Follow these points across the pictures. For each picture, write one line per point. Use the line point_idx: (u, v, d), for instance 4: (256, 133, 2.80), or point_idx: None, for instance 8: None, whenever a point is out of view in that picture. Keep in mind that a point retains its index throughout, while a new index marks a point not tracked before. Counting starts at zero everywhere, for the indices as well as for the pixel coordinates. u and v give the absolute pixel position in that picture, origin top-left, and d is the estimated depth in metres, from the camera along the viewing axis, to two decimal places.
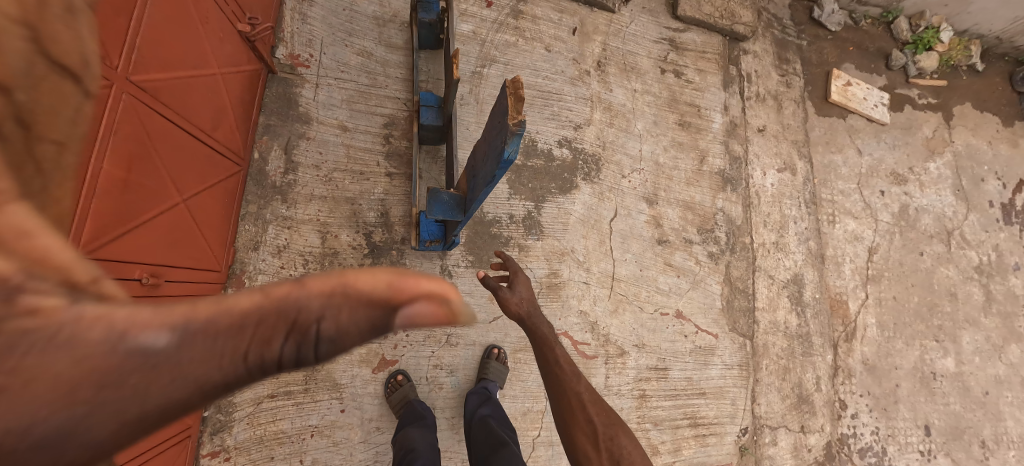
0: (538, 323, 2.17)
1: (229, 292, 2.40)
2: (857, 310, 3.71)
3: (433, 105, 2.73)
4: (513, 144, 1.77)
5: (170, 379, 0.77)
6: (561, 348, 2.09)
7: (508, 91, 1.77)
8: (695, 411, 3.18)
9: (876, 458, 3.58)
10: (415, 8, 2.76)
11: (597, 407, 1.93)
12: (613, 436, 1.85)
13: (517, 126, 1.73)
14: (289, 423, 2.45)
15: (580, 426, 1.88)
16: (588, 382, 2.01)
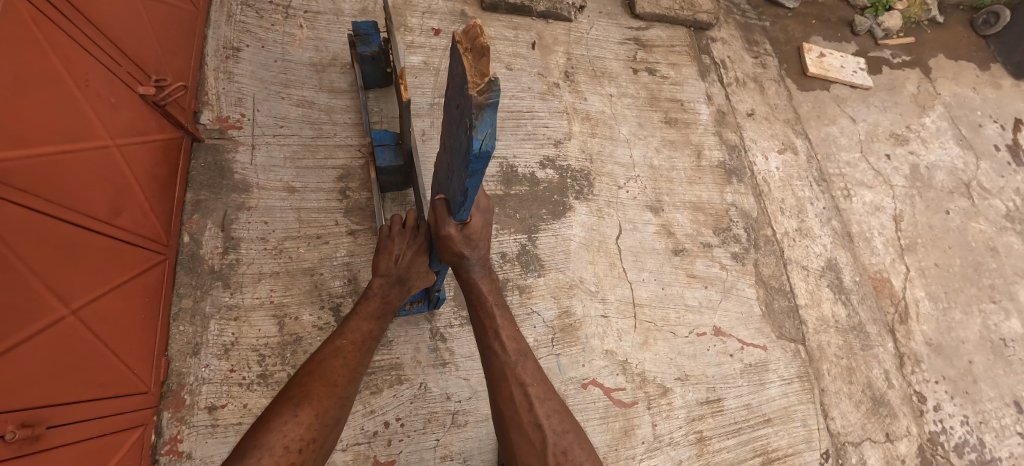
0: (477, 278, 1.87)
1: (165, 417, 1.92)
2: (903, 286, 3.35)
3: (389, 144, 2.28)
4: (483, 126, 1.33)
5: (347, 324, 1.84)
6: (502, 319, 1.91)
7: (460, 53, 1.35)
8: (765, 444, 2.65)
9: (976, 453, 3.10)
10: (353, 43, 2.40)
11: (547, 409, 1.81)
12: (565, 448, 1.74)
13: (484, 95, 1.29)
14: None
15: (525, 433, 1.76)
16: (537, 370, 1.88)
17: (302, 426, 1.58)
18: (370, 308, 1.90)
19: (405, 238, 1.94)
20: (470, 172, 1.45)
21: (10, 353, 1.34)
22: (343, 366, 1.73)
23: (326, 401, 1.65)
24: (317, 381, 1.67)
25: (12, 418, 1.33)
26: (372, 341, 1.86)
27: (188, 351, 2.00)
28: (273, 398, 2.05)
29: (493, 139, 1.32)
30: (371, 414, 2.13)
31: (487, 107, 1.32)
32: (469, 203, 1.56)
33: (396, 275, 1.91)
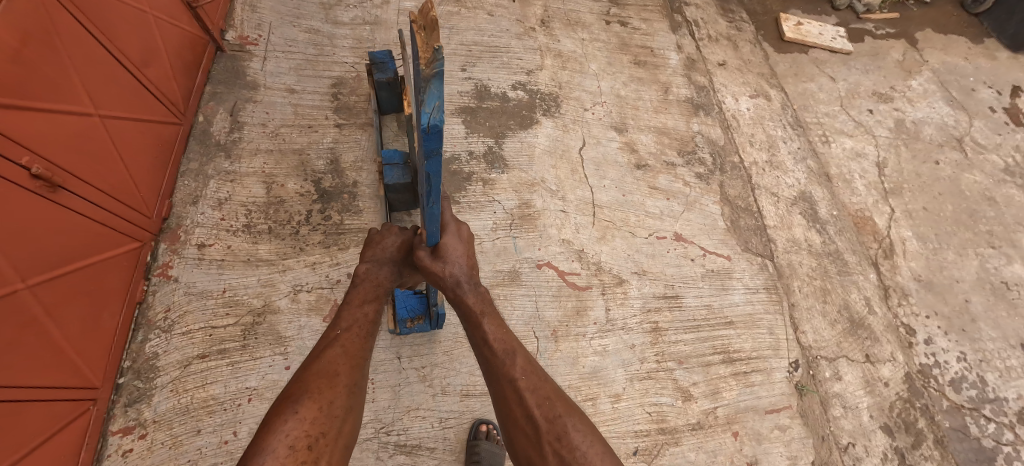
0: (464, 291, 1.58)
1: (162, 246, 2.24)
2: (887, 225, 3.39)
3: (398, 163, 2.32)
4: (430, 98, 1.26)
5: (343, 317, 1.58)
6: (490, 323, 1.54)
7: (415, 30, 1.31)
8: (726, 344, 2.61)
9: (977, 390, 2.92)
10: (370, 71, 2.56)
11: (538, 398, 1.42)
12: (561, 434, 1.36)
13: (429, 67, 1.23)
14: (222, 388, 2.04)
15: (519, 427, 1.40)
16: (527, 361, 1.49)
17: (307, 422, 1.32)
18: (359, 295, 1.64)
19: (396, 230, 1.76)
20: (427, 152, 1.36)
21: (50, 114, 1.73)
22: (343, 354, 1.48)
23: (332, 393, 1.39)
24: (316, 374, 1.41)
25: (40, 162, 1.66)
26: (371, 327, 1.59)
27: (188, 200, 2.36)
28: (253, 243, 2.34)
29: (440, 112, 1.24)
30: (336, 266, 2.35)
31: (433, 79, 1.26)
32: (434, 194, 1.46)
33: (390, 260, 1.69)
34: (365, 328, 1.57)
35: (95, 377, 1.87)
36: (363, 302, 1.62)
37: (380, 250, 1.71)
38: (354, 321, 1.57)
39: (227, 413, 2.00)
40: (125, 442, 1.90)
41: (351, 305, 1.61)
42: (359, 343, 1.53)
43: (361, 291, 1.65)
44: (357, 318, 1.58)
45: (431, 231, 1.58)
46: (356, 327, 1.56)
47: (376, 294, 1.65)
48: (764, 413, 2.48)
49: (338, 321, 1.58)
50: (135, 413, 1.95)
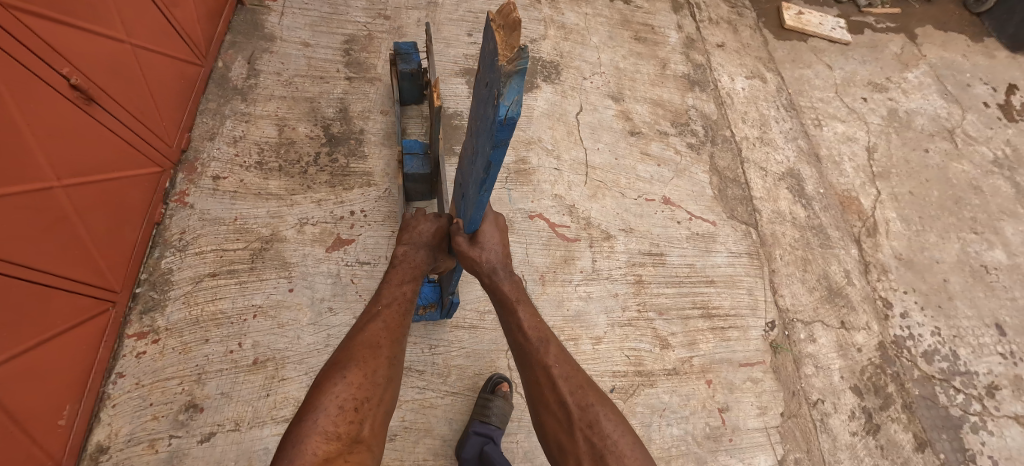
0: (500, 278, 1.66)
1: (180, 176, 2.41)
2: (872, 206, 3.51)
3: (418, 153, 2.39)
4: (510, 92, 1.25)
5: (383, 292, 1.61)
6: (525, 310, 1.62)
7: (493, 27, 1.29)
8: (706, 300, 2.74)
9: (948, 362, 3.03)
10: (394, 60, 2.67)
11: (571, 385, 1.47)
12: (593, 421, 1.42)
13: (514, 64, 1.21)
14: (229, 303, 2.19)
15: (550, 412, 1.46)
16: (560, 349, 1.54)
17: (355, 386, 1.35)
18: (397, 276, 1.65)
19: (431, 216, 1.78)
20: (494, 142, 1.33)
21: (89, 35, 1.90)
22: (386, 327, 1.51)
23: (375, 362, 1.42)
24: (360, 343, 1.44)
25: (78, 74, 1.84)
26: (410, 306, 1.61)
27: (205, 136, 2.52)
28: (264, 179, 2.49)
29: (520, 107, 1.22)
30: (340, 203, 2.50)
31: (515, 74, 1.24)
32: (489, 183, 1.44)
33: (426, 243, 1.72)
34: (405, 302, 1.60)
35: (116, 284, 2.03)
36: (401, 278, 1.64)
37: (418, 232, 1.73)
38: (393, 296, 1.59)
39: (233, 326, 2.16)
40: (139, 344, 2.05)
41: (390, 281, 1.63)
42: (400, 315, 1.56)
43: (399, 268, 1.66)
44: (397, 294, 1.61)
45: (473, 220, 1.61)
46: (396, 301, 1.59)
47: (412, 272, 1.66)
48: (738, 366, 2.61)
49: (377, 296, 1.60)
50: (150, 320, 2.11)
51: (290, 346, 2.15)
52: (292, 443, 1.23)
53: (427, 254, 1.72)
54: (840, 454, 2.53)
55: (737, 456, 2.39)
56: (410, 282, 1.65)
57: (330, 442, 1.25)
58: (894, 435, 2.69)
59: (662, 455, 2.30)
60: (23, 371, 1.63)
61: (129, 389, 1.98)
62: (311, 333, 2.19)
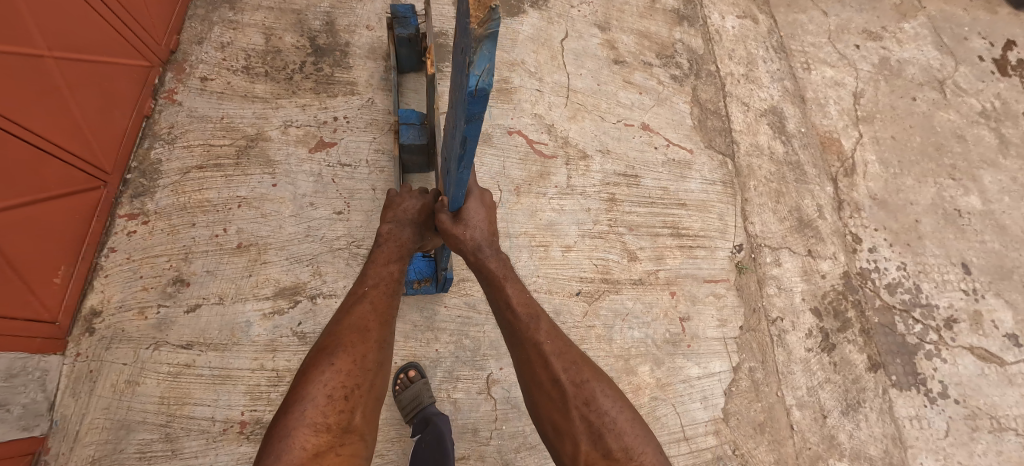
0: (483, 255, 1.65)
1: (169, 76, 2.47)
2: (853, 148, 3.55)
3: (415, 123, 2.26)
4: (480, 61, 1.17)
5: (368, 274, 1.64)
6: (513, 286, 1.62)
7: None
8: (677, 221, 2.84)
9: (910, 295, 3.14)
10: (391, 25, 2.46)
11: (564, 362, 1.52)
12: (589, 399, 1.48)
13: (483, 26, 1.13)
14: (215, 194, 2.30)
15: (545, 391, 1.50)
16: (552, 327, 1.58)
17: (342, 374, 1.38)
18: (382, 255, 1.68)
19: (415, 193, 1.80)
20: (468, 116, 1.30)
21: None
22: (373, 311, 1.53)
23: (363, 347, 1.45)
24: (347, 330, 1.47)
25: None
26: (398, 286, 1.64)
27: (194, 40, 2.58)
28: (250, 83, 2.56)
29: (491, 75, 1.17)
30: (324, 110, 2.57)
31: (486, 41, 1.17)
32: (467, 155, 1.41)
33: (411, 221, 1.74)
34: (391, 284, 1.63)
35: (107, 165, 2.14)
36: (388, 259, 1.67)
37: (404, 211, 1.75)
38: (379, 277, 1.62)
39: (218, 213, 2.27)
40: (130, 225, 2.17)
41: (376, 261, 1.66)
42: (388, 298, 1.59)
43: (385, 248, 1.69)
44: (383, 275, 1.63)
45: (455, 198, 1.60)
46: (383, 283, 1.62)
47: (399, 252, 1.69)
48: (702, 281, 2.73)
49: (365, 278, 1.63)
50: (139, 204, 2.22)
51: (273, 235, 2.27)
52: (282, 433, 1.26)
53: (413, 232, 1.73)
54: (793, 367, 2.68)
55: (693, 360, 2.53)
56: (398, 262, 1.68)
57: (320, 433, 1.28)
58: (848, 354, 2.82)
59: (621, 353, 2.45)
60: (17, 224, 1.75)
61: (121, 263, 2.11)
62: (293, 224, 2.31)
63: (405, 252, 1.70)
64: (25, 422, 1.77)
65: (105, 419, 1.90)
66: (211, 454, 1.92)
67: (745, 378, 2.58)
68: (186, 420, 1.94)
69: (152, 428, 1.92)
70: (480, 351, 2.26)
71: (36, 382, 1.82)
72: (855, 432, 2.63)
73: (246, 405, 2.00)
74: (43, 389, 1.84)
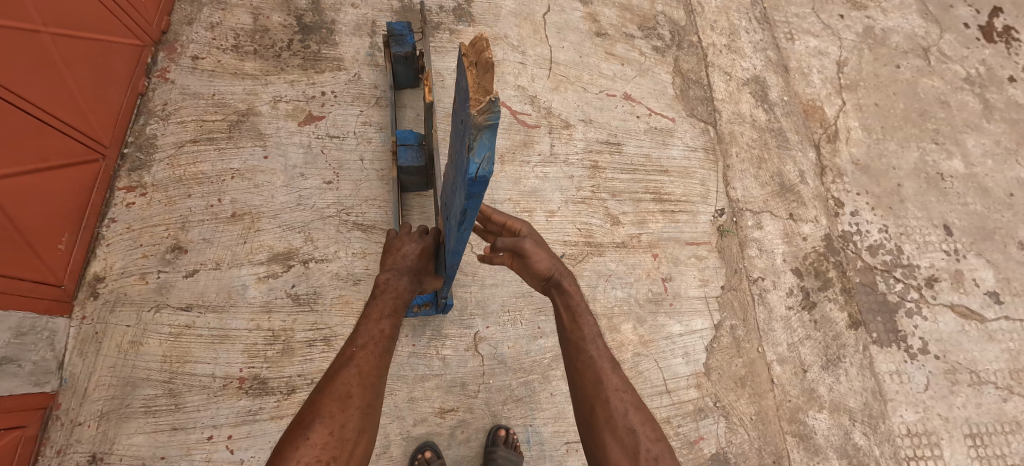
0: (569, 285, 1.71)
1: (161, 56, 2.56)
2: (836, 115, 3.59)
3: (412, 144, 2.32)
4: (481, 148, 1.28)
5: (359, 329, 1.57)
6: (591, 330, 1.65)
7: (465, 65, 1.38)
8: (659, 187, 2.92)
9: (892, 256, 3.20)
10: (387, 42, 2.51)
11: (641, 417, 1.51)
12: (657, 457, 1.44)
13: (484, 116, 1.26)
14: (209, 166, 2.40)
15: (617, 436, 1.47)
16: (628, 382, 1.58)
17: (318, 448, 1.32)
18: (378, 307, 1.64)
19: (413, 237, 1.83)
20: (468, 194, 1.38)
21: None
22: (357, 375, 1.46)
23: (344, 417, 1.39)
24: (328, 397, 1.40)
25: None
26: (388, 342, 1.58)
27: (184, 21, 2.67)
28: (239, 60, 2.65)
29: (490, 163, 1.26)
30: (312, 85, 2.66)
31: (485, 128, 1.28)
32: (467, 224, 1.48)
33: (409, 268, 1.74)
34: (381, 340, 1.55)
35: (105, 139, 2.25)
36: (379, 312, 1.62)
37: (400, 261, 1.74)
38: (367, 333, 1.56)
39: (212, 184, 2.37)
40: (129, 197, 2.27)
41: (367, 316, 1.61)
42: (376, 358, 1.51)
43: (379, 301, 1.64)
44: (373, 330, 1.57)
45: (455, 250, 1.66)
46: (371, 339, 1.55)
47: (392, 305, 1.64)
48: (684, 244, 2.81)
49: (355, 334, 1.57)
50: (137, 177, 2.32)
51: (266, 204, 2.37)
52: None
53: (408, 282, 1.71)
54: (774, 324, 2.76)
55: (675, 318, 2.62)
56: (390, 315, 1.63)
57: None
58: (828, 312, 2.90)
59: (604, 312, 2.53)
60: (21, 191, 1.86)
61: (121, 232, 2.22)
62: (284, 194, 2.41)
63: (398, 304, 1.66)
64: (36, 378, 1.88)
65: (112, 377, 2.02)
66: (212, 408, 2.03)
67: (726, 334, 2.66)
68: (188, 377, 2.06)
69: (156, 384, 2.03)
70: (467, 310, 2.36)
71: (45, 341, 1.93)
72: (835, 386, 2.71)
73: (244, 363, 2.11)
74: (51, 348, 1.96)
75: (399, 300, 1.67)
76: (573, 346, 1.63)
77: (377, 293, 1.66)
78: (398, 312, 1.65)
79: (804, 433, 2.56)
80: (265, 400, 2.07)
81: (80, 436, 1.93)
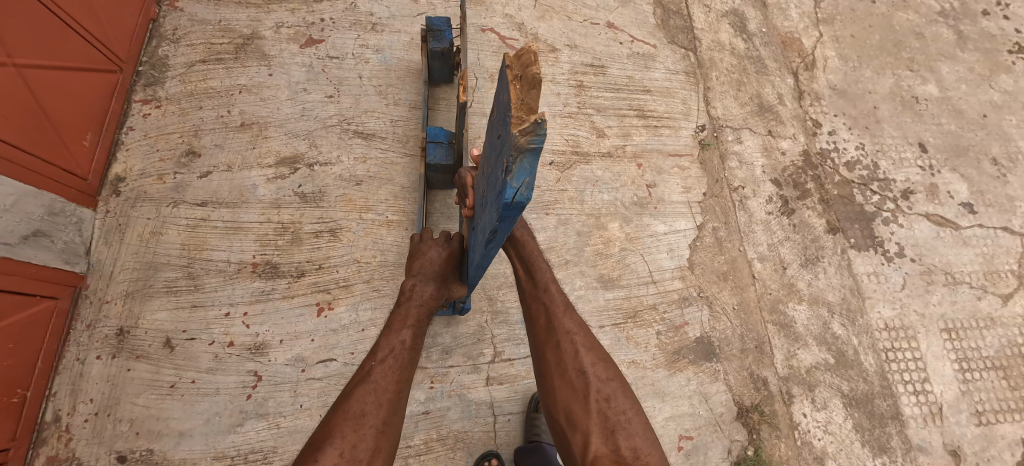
0: (526, 241, 1.75)
1: None
2: (813, 46, 3.72)
3: (442, 142, 2.32)
4: (520, 173, 1.22)
5: (381, 342, 1.53)
6: (551, 280, 1.70)
7: (510, 78, 1.25)
8: (642, 105, 3.08)
9: (868, 171, 3.34)
10: (425, 38, 2.55)
11: (592, 359, 1.56)
12: (609, 396, 1.49)
13: (527, 140, 1.17)
14: (219, 83, 2.57)
15: (568, 382, 1.52)
16: (585, 327, 1.62)
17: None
18: (403, 316, 1.61)
19: (438, 242, 1.83)
20: (501, 216, 1.33)
21: None
22: (373, 391, 1.39)
23: (358, 435, 1.30)
24: (345, 413, 1.33)
25: None
26: (409, 356, 1.52)
27: None
28: None
29: (529, 190, 1.21)
30: (312, 13, 2.83)
31: (528, 151, 1.20)
32: (496, 243, 1.45)
33: (433, 275, 1.73)
34: (403, 353, 1.50)
35: (122, 55, 2.43)
36: (401, 323, 1.58)
37: (425, 271, 1.73)
38: (388, 343, 1.52)
39: (222, 98, 2.54)
40: (145, 108, 2.45)
41: (389, 328, 1.57)
42: (397, 371, 1.45)
43: (402, 315, 1.61)
44: (395, 341, 1.53)
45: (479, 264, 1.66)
46: (392, 351, 1.50)
47: (416, 318, 1.61)
48: (667, 155, 2.97)
49: (378, 345, 1.52)
50: (152, 92, 2.49)
51: (272, 115, 2.55)
52: None
53: (430, 291, 1.69)
54: (754, 226, 2.91)
55: (660, 219, 2.78)
56: (413, 327, 1.59)
57: None
58: (807, 218, 3.05)
59: (592, 212, 2.70)
60: (47, 77, 2.05)
61: (139, 139, 2.39)
62: (289, 107, 2.58)
63: (422, 315, 1.63)
64: (67, 256, 2.06)
65: (135, 262, 2.19)
66: (228, 289, 2.20)
67: (709, 235, 2.82)
68: (205, 262, 2.23)
69: (176, 268, 2.20)
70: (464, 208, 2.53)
71: (74, 226, 2.11)
72: (814, 281, 2.87)
73: (257, 250, 2.28)
74: (79, 234, 2.13)
75: (423, 313, 1.63)
76: (530, 295, 1.70)
77: (402, 306, 1.64)
78: (422, 326, 1.61)
79: (785, 322, 2.72)
80: (277, 282, 2.24)
81: (108, 313, 2.10)
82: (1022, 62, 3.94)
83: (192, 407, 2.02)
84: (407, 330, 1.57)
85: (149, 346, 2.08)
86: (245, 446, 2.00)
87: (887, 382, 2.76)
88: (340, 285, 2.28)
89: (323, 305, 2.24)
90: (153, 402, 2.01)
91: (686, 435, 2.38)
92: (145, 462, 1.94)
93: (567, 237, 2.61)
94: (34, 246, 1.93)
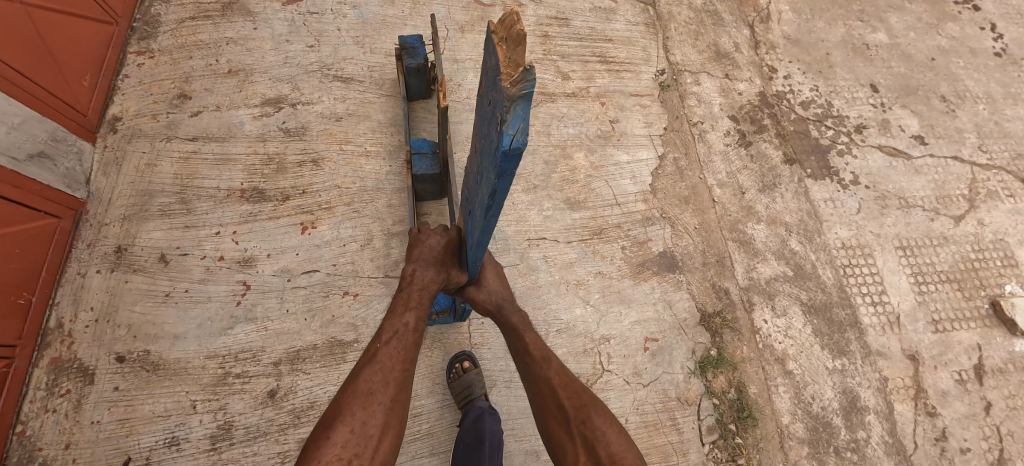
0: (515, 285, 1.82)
1: None
2: (768, 1, 3.95)
3: (427, 153, 2.37)
4: (515, 120, 1.16)
5: (385, 331, 1.58)
6: (528, 330, 1.75)
7: (495, 39, 1.22)
8: (604, 52, 3.30)
9: (823, 109, 3.55)
10: (400, 55, 2.60)
11: (568, 391, 1.61)
12: (585, 418, 1.55)
13: (518, 86, 1.13)
14: (207, 36, 2.78)
15: (551, 414, 1.59)
16: (561, 364, 1.68)
17: (342, 444, 1.32)
18: (405, 300, 1.65)
19: (438, 230, 1.80)
20: (500, 172, 1.27)
21: None
22: (380, 371, 1.46)
23: (367, 411, 1.38)
24: (354, 392, 1.41)
25: None
26: (411, 341, 1.57)
27: None
28: None
29: (525, 135, 1.14)
30: None
31: (520, 99, 1.15)
32: (495, 207, 1.38)
33: (433, 260, 1.73)
34: (406, 337, 1.57)
35: (117, 12, 2.64)
36: (403, 310, 1.62)
37: (424, 258, 1.73)
38: (390, 330, 1.57)
39: (210, 49, 2.75)
40: (139, 59, 2.65)
41: (391, 315, 1.62)
42: (400, 351, 1.52)
43: (405, 300, 1.65)
44: (397, 327, 1.58)
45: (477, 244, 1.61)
46: (396, 338, 1.56)
47: (420, 305, 1.64)
48: (629, 95, 3.17)
49: (382, 331, 1.57)
50: (146, 45, 2.70)
51: (257, 63, 2.75)
52: None
53: (431, 276, 1.70)
54: (712, 157, 3.10)
55: (623, 150, 2.97)
56: (416, 311, 1.63)
57: None
58: (764, 150, 3.24)
59: (559, 144, 2.90)
60: (48, 22, 2.26)
61: (134, 85, 2.59)
62: (273, 56, 2.79)
63: (424, 298, 1.66)
64: (69, 182, 2.25)
65: (132, 189, 2.37)
66: (219, 211, 2.38)
67: (669, 164, 3.01)
68: (197, 189, 2.41)
69: (170, 194, 2.39)
70: None
71: (74, 155, 2.30)
72: (771, 205, 3.05)
73: (244, 178, 2.46)
74: (79, 163, 2.32)
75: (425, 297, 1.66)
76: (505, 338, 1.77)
77: (403, 293, 1.67)
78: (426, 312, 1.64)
79: (744, 239, 2.89)
80: (263, 205, 2.42)
81: (107, 233, 2.28)
82: (968, 12, 4.16)
83: (186, 313, 2.19)
84: (410, 314, 1.62)
85: (145, 260, 2.25)
86: (236, 346, 2.16)
87: (845, 294, 2.92)
88: (323, 208, 2.46)
89: (307, 224, 2.41)
90: (149, 309, 2.17)
91: (652, 337, 2.54)
92: (143, 361, 2.09)
93: (536, 166, 2.81)
94: (40, 167, 2.12)
